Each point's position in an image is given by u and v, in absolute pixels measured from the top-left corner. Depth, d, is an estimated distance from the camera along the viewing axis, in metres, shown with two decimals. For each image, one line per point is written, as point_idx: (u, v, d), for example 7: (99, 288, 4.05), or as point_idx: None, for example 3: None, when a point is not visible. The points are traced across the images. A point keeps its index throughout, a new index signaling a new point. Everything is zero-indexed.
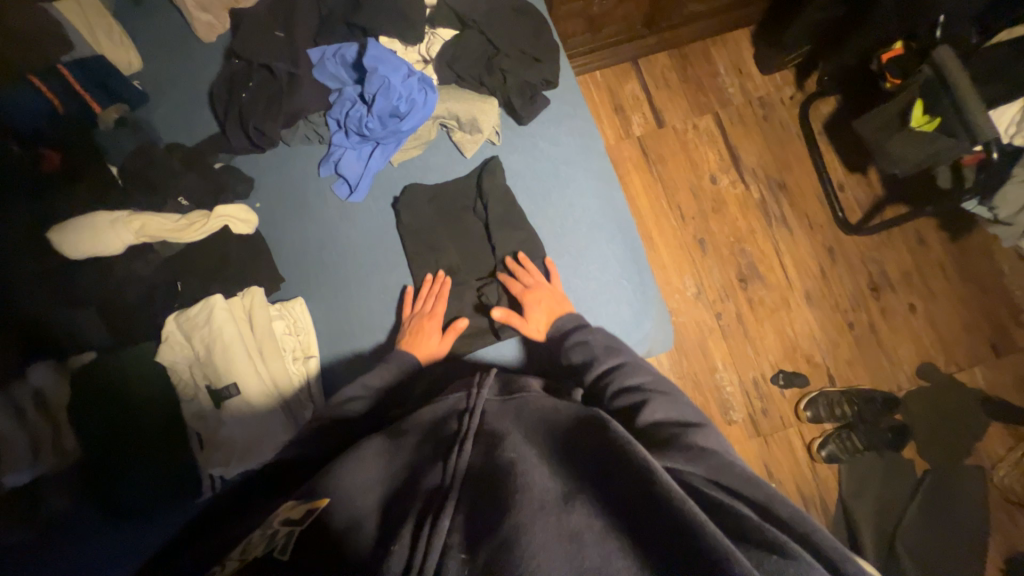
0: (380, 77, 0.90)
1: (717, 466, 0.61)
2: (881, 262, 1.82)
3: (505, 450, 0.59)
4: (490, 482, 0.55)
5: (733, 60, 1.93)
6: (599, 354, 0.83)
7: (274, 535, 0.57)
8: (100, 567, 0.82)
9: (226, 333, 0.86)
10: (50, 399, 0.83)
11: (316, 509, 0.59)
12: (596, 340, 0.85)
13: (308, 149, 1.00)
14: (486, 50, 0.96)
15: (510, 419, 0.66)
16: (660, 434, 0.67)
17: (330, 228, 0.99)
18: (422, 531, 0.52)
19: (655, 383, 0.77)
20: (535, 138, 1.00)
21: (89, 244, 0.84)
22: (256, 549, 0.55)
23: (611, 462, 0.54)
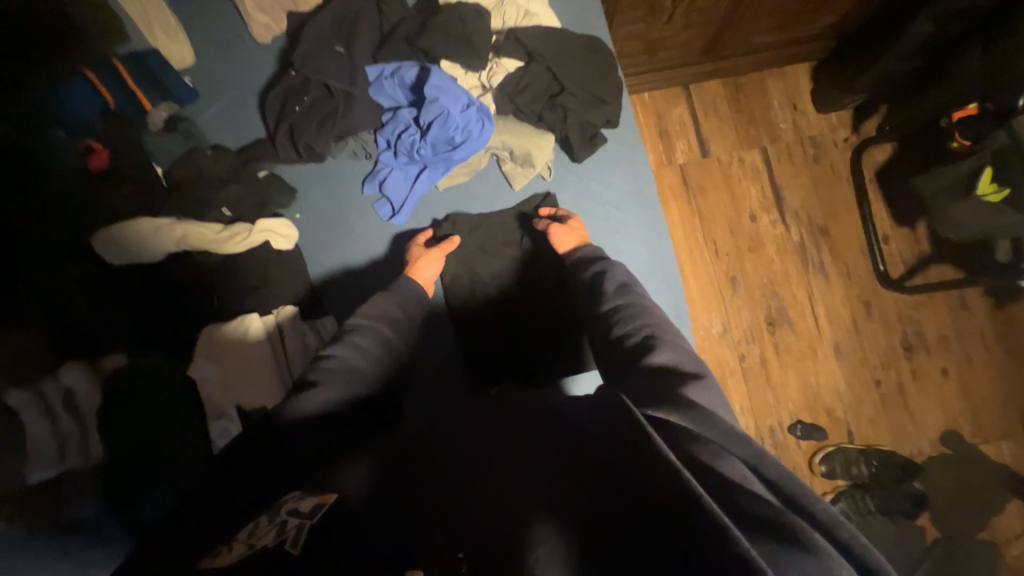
0: (439, 106, 0.87)
1: (709, 414, 0.54)
2: (917, 322, 1.76)
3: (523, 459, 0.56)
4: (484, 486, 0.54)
5: (789, 94, 1.86)
6: (608, 293, 0.78)
7: (284, 525, 0.51)
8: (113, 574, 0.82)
9: (261, 355, 0.86)
10: (81, 401, 0.83)
11: (328, 504, 0.55)
12: (611, 280, 0.80)
13: (354, 165, 0.97)
14: (549, 85, 0.92)
15: (525, 416, 0.64)
16: (658, 380, 0.63)
17: (369, 250, 0.96)
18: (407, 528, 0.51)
19: (665, 324, 0.73)
20: (588, 178, 0.97)
21: (136, 248, 0.85)
22: (265, 539, 0.49)
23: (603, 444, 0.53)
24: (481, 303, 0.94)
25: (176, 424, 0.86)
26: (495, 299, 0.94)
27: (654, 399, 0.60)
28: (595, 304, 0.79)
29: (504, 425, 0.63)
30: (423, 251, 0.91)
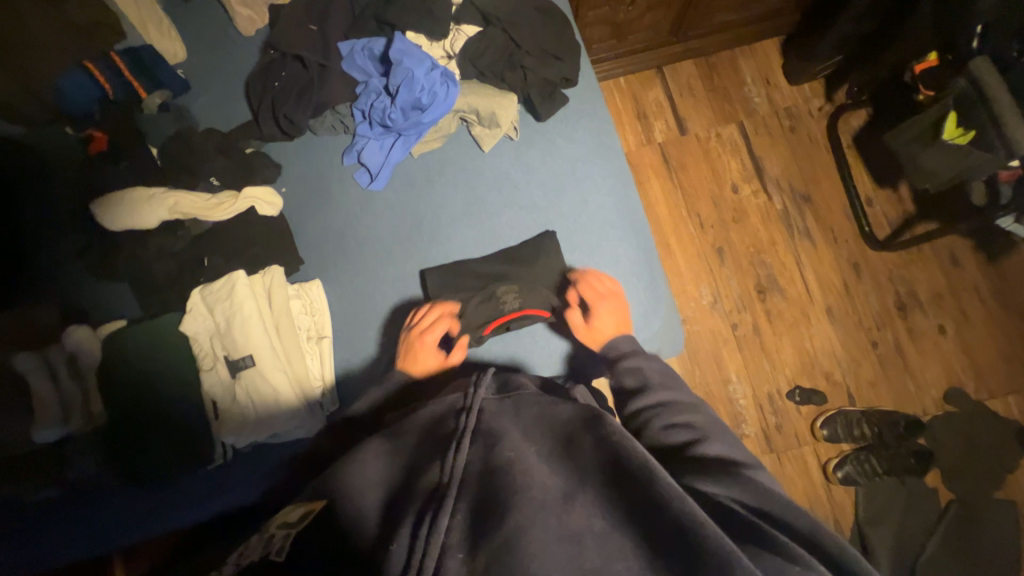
0: (404, 69, 0.95)
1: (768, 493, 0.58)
2: (909, 281, 1.76)
3: (503, 450, 0.58)
4: (490, 484, 0.54)
5: (761, 70, 1.92)
6: (649, 388, 0.81)
7: (271, 539, 0.60)
8: (119, 524, 0.89)
9: (246, 308, 0.90)
10: (82, 362, 0.91)
11: (314, 511, 0.62)
12: (652, 369, 0.84)
13: (333, 138, 1.04)
14: (508, 47, 0.99)
15: (508, 417, 0.65)
16: (711, 466, 0.65)
17: (350, 217, 1.02)
18: (422, 525, 0.51)
19: (704, 419, 0.75)
20: (552, 135, 1.03)
21: (131, 217, 0.92)
22: (250, 554, 0.58)
23: (610, 464, 0.55)
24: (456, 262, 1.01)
25: (165, 383, 0.88)
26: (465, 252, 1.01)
27: (702, 475, 0.63)
28: (630, 394, 0.82)
29: (510, 428, 0.62)
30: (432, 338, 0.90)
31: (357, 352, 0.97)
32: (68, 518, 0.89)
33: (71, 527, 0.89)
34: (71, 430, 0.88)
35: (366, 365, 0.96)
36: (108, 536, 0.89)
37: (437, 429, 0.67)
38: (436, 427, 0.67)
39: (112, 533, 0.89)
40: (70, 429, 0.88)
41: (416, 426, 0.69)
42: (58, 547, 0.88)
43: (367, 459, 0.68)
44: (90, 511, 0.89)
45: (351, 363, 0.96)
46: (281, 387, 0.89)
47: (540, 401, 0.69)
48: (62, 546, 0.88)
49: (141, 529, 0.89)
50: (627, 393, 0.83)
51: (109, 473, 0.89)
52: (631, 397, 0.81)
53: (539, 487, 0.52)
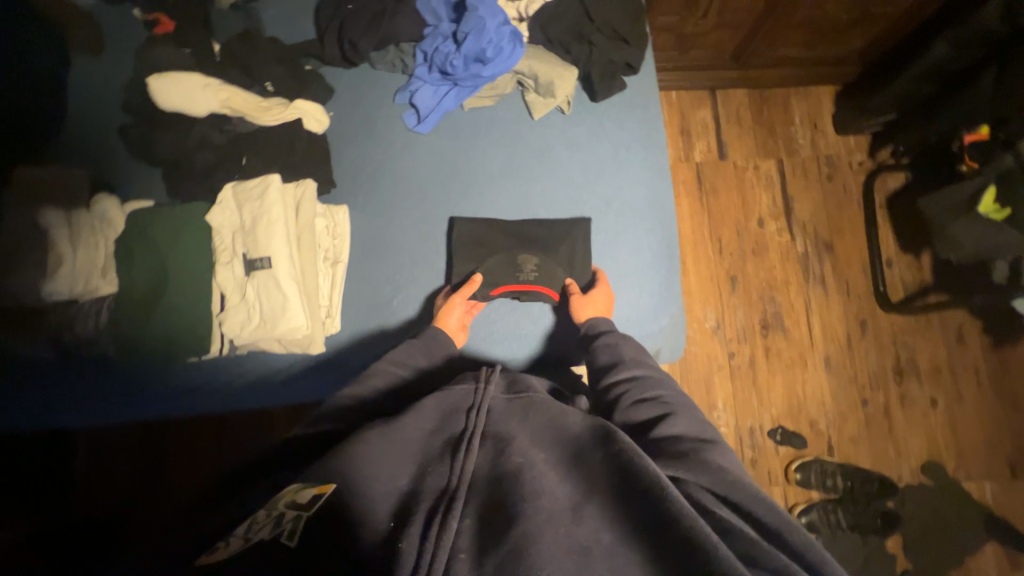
0: (477, 18, 0.95)
1: (732, 481, 0.60)
2: (912, 348, 1.76)
3: (511, 457, 0.59)
4: (500, 492, 0.55)
5: (811, 113, 1.93)
6: (624, 365, 0.82)
7: (281, 518, 0.52)
8: (102, 398, 0.92)
9: (274, 212, 0.91)
10: (105, 231, 0.92)
11: (324, 495, 0.53)
12: (623, 350, 0.84)
13: (390, 75, 1.06)
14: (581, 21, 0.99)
15: (516, 421, 0.66)
16: (679, 450, 0.66)
17: (391, 153, 1.04)
18: (432, 526, 0.50)
19: (678, 396, 0.77)
20: (603, 116, 1.04)
21: (181, 99, 0.93)
22: (260, 533, 0.50)
23: (629, 483, 0.54)
24: (480, 228, 1.00)
25: (182, 270, 0.90)
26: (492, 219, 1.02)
27: (673, 464, 0.63)
28: (603, 371, 0.84)
29: (518, 436, 0.62)
30: (448, 299, 0.95)
31: (368, 282, 0.99)
32: (60, 379, 0.92)
33: (59, 388, 0.92)
34: (79, 296, 0.91)
35: (376, 298, 0.98)
36: (91, 406, 0.92)
37: (443, 427, 0.65)
38: (442, 426, 0.66)
39: (96, 405, 0.92)
40: (78, 296, 0.91)
41: (421, 413, 0.67)
42: (47, 407, 0.92)
43: (381, 444, 0.61)
44: (80, 379, 0.92)
45: (361, 290, 0.98)
46: (291, 296, 0.90)
47: (550, 408, 0.68)
48: (51, 408, 0.92)
49: (124, 410, 0.93)
50: (601, 369, 0.84)
51: (105, 346, 0.92)
52: (605, 373, 0.83)
53: (550, 498, 0.53)
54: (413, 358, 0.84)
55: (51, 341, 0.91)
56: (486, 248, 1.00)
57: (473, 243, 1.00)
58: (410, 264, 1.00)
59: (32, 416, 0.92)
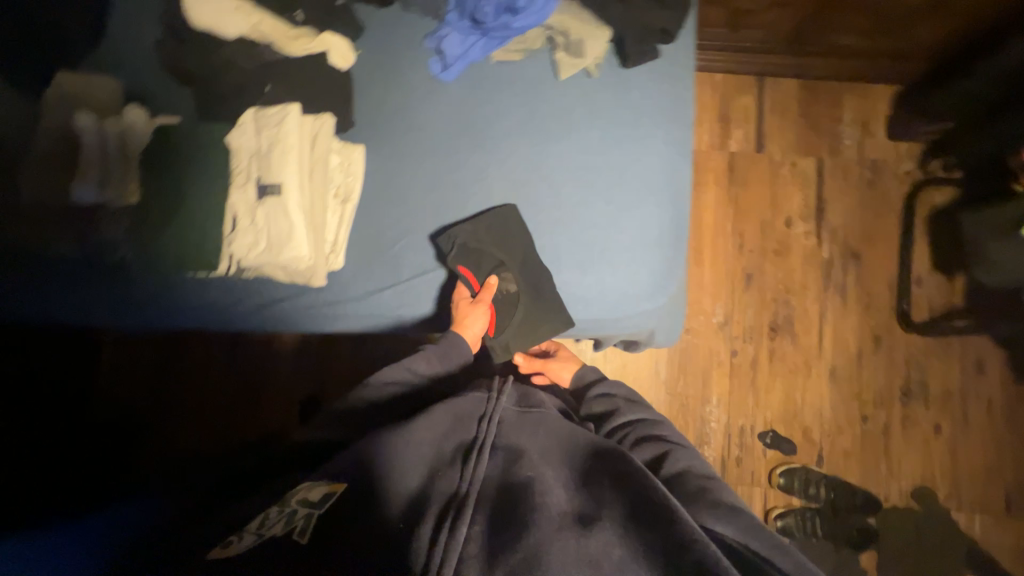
0: None
1: (746, 521, 0.73)
2: (926, 371, 1.69)
3: (522, 468, 0.71)
4: (508, 499, 0.67)
5: (862, 112, 1.82)
6: (621, 413, 1.00)
7: (293, 514, 0.66)
8: (124, 301, 1.01)
9: (288, 140, 0.92)
10: (131, 141, 0.96)
11: (336, 495, 0.67)
12: (620, 396, 1.03)
13: (421, 19, 1.06)
14: None
15: (526, 434, 0.78)
16: (692, 489, 0.80)
17: (412, 99, 1.04)
18: (442, 528, 0.62)
19: (672, 437, 0.93)
20: (630, 82, 1.00)
21: (214, 20, 0.94)
22: (272, 529, 0.63)
23: (632, 500, 0.66)
24: (484, 245, 0.96)
25: (200, 188, 0.94)
26: (506, 234, 0.97)
27: (697, 507, 0.76)
28: (602, 417, 1.01)
29: (529, 450, 0.75)
30: (469, 305, 0.97)
31: (374, 224, 1.01)
32: (81, 278, 0.99)
33: (81, 287, 0.99)
34: (104, 199, 0.95)
35: (380, 240, 1.01)
36: (114, 308, 1.00)
37: (455, 433, 0.77)
38: (453, 432, 0.78)
39: (121, 308, 1.01)
40: (103, 198, 0.95)
41: (435, 418, 0.80)
42: (74, 307, 1.00)
43: (399, 446, 0.74)
44: (101, 280, 0.99)
45: (366, 231, 1.01)
46: (297, 224, 0.92)
47: (548, 425, 0.81)
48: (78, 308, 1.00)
49: (153, 318, 1.03)
50: (601, 416, 1.02)
51: (123, 251, 0.98)
52: (603, 419, 1.00)
53: (556, 508, 0.66)
54: (413, 362, 0.93)
55: (76, 241, 0.97)
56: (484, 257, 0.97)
57: (473, 258, 0.97)
58: (416, 211, 1.02)
59: (60, 315, 1.01)
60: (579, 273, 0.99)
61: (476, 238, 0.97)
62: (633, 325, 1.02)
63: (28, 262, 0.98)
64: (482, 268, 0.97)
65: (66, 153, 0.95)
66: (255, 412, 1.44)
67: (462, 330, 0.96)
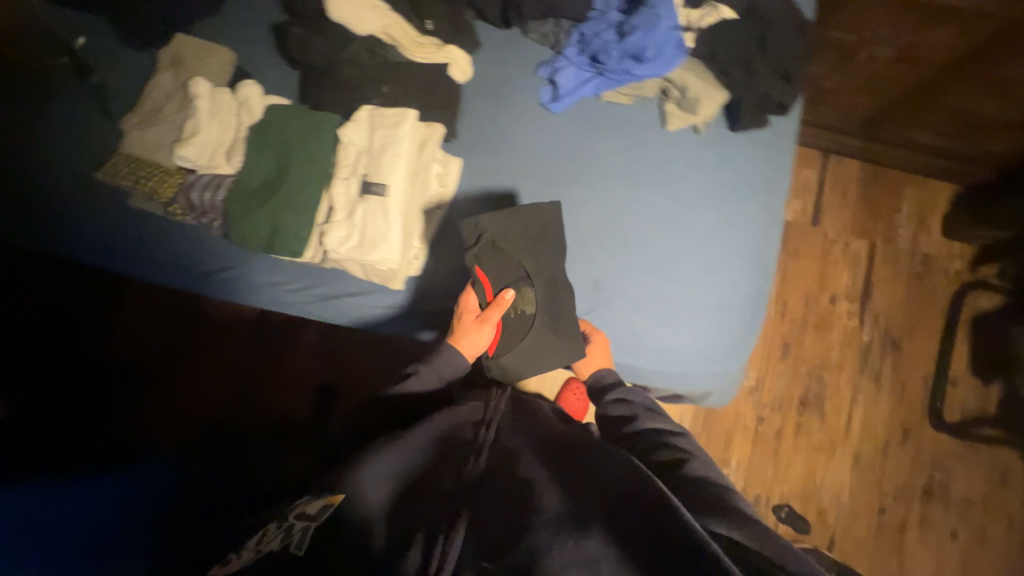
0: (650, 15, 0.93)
1: (766, 535, 0.61)
2: (951, 474, 1.68)
3: (516, 470, 0.69)
4: (502, 501, 0.64)
5: (921, 206, 1.84)
6: (641, 418, 0.84)
7: (290, 529, 0.63)
8: (200, 261, 1.01)
9: (402, 144, 0.90)
10: (241, 118, 0.96)
11: (333, 507, 0.65)
12: (638, 401, 0.88)
13: (538, 47, 1.07)
14: (751, 46, 0.94)
15: (520, 436, 0.76)
16: (712, 497, 0.68)
17: (516, 123, 1.06)
18: (438, 538, 0.60)
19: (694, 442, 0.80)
20: (736, 146, 1.01)
21: (346, 12, 0.92)
22: (270, 544, 0.61)
23: (616, 486, 0.61)
24: (511, 251, 0.93)
25: (300, 174, 0.90)
26: (541, 244, 0.94)
27: (708, 512, 0.65)
28: (620, 422, 0.86)
29: (522, 453, 0.72)
30: (476, 319, 0.91)
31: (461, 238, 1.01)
32: (167, 234, 1.01)
33: (165, 242, 1.01)
34: (199, 168, 0.96)
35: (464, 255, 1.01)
36: (189, 266, 1.02)
37: (452, 438, 0.77)
38: (449, 436, 0.77)
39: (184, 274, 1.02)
40: (199, 167, 0.96)
41: (431, 424, 0.79)
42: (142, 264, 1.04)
43: (394, 457, 0.74)
44: (184, 237, 1.01)
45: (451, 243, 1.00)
46: (395, 228, 0.89)
47: (535, 425, 0.78)
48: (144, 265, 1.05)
49: (201, 284, 1.02)
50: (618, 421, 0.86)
51: (207, 217, 0.97)
52: (621, 423, 0.85)
53: (545, 505, 0.62)
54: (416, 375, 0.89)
55: (162, 203, 0.98)
56: (512, 263, 0.93)
57: (501, 263, 0.93)
58: None
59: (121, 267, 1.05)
60: (660, 326, 0.97)
61: (507, 237, 0.92)
62: (701, 384, 1.00)
63: (119, 217, 1.02)
64: (507, 277, 0.93)
65: (183, 119, 0.98)
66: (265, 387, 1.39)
67: (467, 343, 0.90)
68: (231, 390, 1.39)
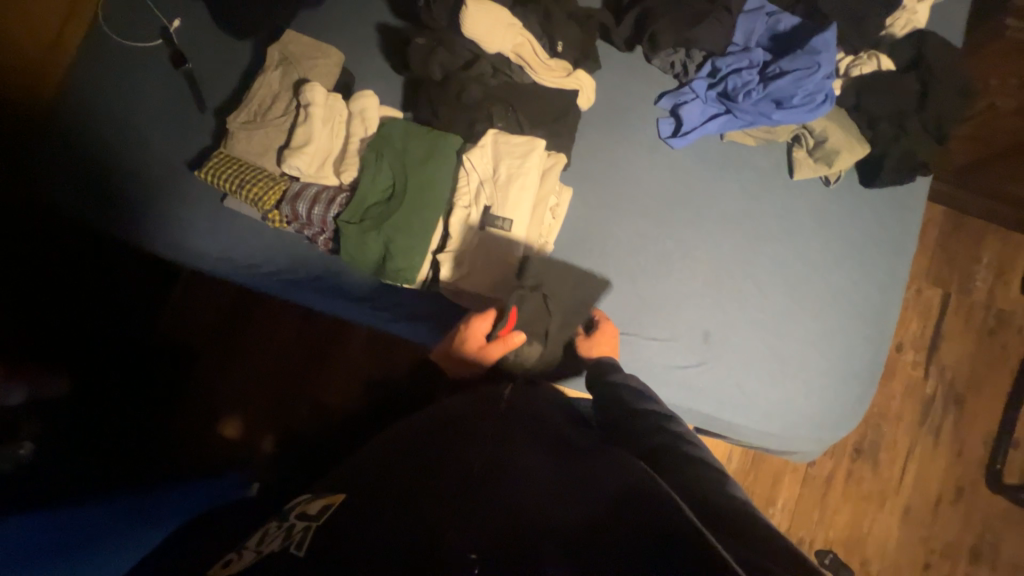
0: (807, 60, 0.86)
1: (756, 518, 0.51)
2: (1000, 535, 1.66)
3: (509, 457, 0.64)
4: (489, 484, 0.59)
5: (1000, 260, 1.77)
6: (636, 398, 0.75)
7: (293, 527, 0.59)
8: (298, 271, 0.97)
9: (530, 177, 0.85)
10: (353, 129, 0.93)
11: (334, 506, 0.61)
12: (636, 383, 0.79)
13: (660, 75, 1.01)
14: (908, 103, 0.88)
15: (516, 425, 0.71)
16: (700, 477, 0.58)
17: (632, 155, 1.00)
18: (419, 516, 0.54)
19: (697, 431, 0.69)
20: (866, 204, 0.96)
21: (481, 31, 0.85)
22: (272, 544, 0.58)
23: (616, 488, 0.55)
24: (550, 305, 0.89)
25: (418, 199, 0.86)
26: (573, 318, 0.92)
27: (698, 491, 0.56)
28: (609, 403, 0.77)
29: (519, 446, 0.67)
30: (477, 343, 0.84)
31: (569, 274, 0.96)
32: (267, 240, 0.99)
33: (265, 248, 0.99)
34: (307, 177, 0.93)
35: None
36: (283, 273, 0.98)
37: (450, 424, 0.73)
38: (448, 423, 0.74)
39: (263, 275, 0.98)
40: (308, 176, 0.92)
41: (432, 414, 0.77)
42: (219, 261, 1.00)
43: (391, 448, 0.71)
44: (287, 245, 0.99)
45: None
46: None
47: (534, 420, 0.74)
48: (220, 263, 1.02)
49: (272, 284, 0.99)
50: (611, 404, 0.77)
51: (312, 229, 0.93)
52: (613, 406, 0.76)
53: (543, 502, 0.55)
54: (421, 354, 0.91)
55: (257, 207, 0.94)
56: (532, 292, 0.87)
57: (537, 311, 0.88)
58: (609, 271, 0.97)
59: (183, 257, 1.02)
60: (770, 386, 0.93)
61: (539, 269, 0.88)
62: (800, 447, 0.96)
63: (219, 217, 1.01)
64: (533, 325, 0.88)
65: (294, 124, 0.95)
66: (311, 381, 1.29)
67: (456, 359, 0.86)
68: (269, 380, 1.29)
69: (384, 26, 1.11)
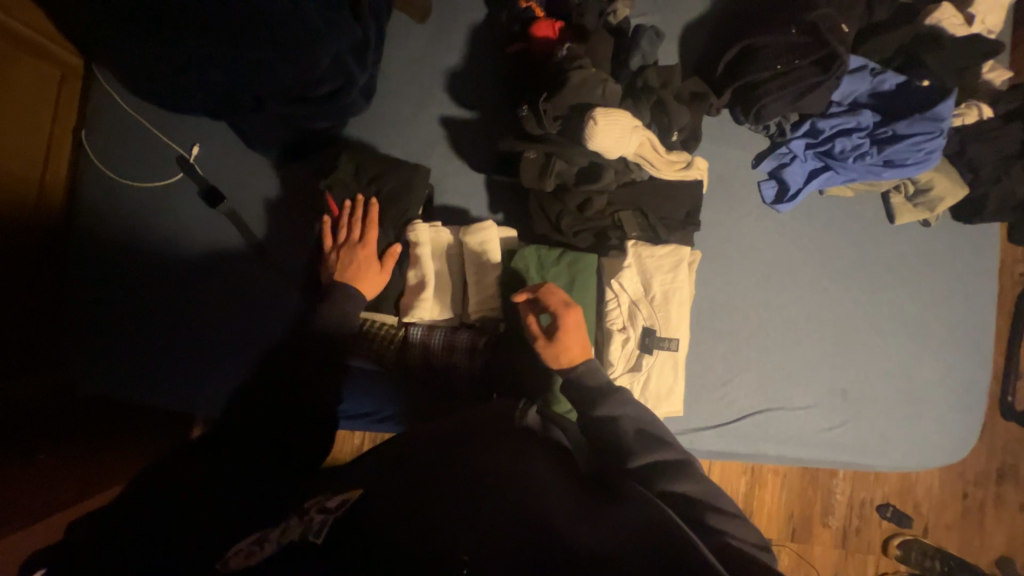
0: (923, 124, 0.87)
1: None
2: None
3: (528, 479, 0.52)
4: (509, 523, 0.46)
5: None
6: (631, 435, 0.64)
7: (309, 521, 0.50)
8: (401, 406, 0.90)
9: (686, 290, 0.84)
10: (471, 260, 0.86)
11: (352, 500, 0.52)
12: (629, 418, 0.66)
13: (755, 138, 0.98)
14: (1010, 149, 0.91)
15: (540, 445, 0.58)
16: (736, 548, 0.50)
17: (744, 223, 0.99)
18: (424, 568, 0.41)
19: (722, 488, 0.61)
20: (961, 239, 1.02)
21: (611, 144, 0.79)
22: (291, 535, 0.48)
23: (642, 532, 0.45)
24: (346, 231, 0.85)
25: None
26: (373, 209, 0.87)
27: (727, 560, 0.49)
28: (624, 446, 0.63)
29: (541, 469, 0.54)
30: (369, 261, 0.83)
31: (708, 355, 0.96)
32: (373, 389, 0.90)
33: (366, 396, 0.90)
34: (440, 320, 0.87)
35: (707, 378, 0.96)
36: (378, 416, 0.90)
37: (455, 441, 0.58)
38: (451, 441, 0.58)
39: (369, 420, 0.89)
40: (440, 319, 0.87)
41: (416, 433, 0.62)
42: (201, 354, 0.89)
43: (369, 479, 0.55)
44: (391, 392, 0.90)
45: (699, 362, 0.96)
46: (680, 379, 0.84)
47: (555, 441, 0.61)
48: (203, 355, 0.90)
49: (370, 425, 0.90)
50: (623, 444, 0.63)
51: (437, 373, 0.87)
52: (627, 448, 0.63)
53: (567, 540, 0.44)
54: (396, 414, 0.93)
55: (379, 357, 0.87)
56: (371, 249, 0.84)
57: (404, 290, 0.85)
58: (743, 346, 0.97)
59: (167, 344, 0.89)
60: (905, 420, 1.00)
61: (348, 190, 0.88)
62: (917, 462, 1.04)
63: None
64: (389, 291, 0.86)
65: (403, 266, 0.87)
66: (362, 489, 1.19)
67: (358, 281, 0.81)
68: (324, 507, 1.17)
69: (450, 119, 0.97)
